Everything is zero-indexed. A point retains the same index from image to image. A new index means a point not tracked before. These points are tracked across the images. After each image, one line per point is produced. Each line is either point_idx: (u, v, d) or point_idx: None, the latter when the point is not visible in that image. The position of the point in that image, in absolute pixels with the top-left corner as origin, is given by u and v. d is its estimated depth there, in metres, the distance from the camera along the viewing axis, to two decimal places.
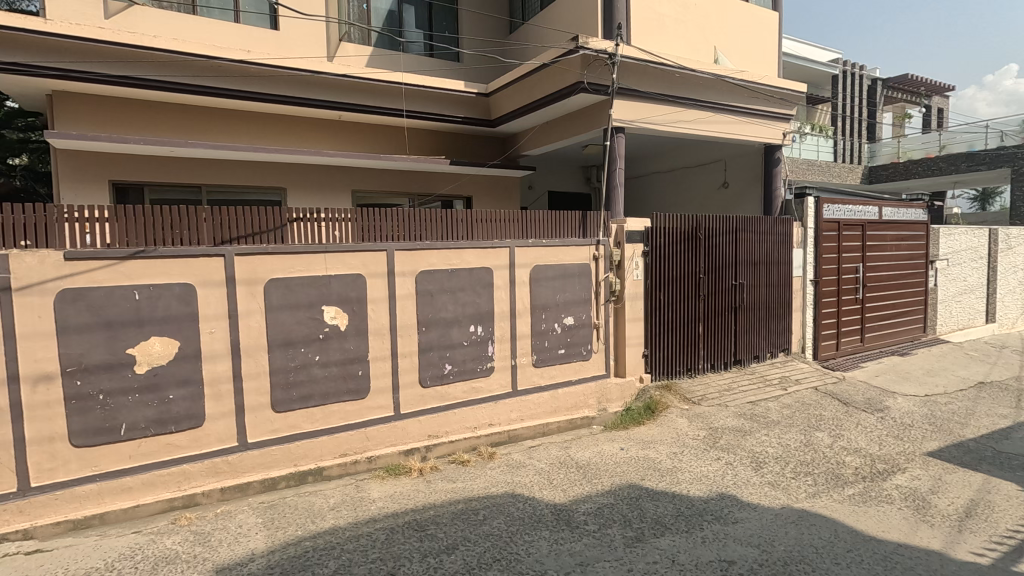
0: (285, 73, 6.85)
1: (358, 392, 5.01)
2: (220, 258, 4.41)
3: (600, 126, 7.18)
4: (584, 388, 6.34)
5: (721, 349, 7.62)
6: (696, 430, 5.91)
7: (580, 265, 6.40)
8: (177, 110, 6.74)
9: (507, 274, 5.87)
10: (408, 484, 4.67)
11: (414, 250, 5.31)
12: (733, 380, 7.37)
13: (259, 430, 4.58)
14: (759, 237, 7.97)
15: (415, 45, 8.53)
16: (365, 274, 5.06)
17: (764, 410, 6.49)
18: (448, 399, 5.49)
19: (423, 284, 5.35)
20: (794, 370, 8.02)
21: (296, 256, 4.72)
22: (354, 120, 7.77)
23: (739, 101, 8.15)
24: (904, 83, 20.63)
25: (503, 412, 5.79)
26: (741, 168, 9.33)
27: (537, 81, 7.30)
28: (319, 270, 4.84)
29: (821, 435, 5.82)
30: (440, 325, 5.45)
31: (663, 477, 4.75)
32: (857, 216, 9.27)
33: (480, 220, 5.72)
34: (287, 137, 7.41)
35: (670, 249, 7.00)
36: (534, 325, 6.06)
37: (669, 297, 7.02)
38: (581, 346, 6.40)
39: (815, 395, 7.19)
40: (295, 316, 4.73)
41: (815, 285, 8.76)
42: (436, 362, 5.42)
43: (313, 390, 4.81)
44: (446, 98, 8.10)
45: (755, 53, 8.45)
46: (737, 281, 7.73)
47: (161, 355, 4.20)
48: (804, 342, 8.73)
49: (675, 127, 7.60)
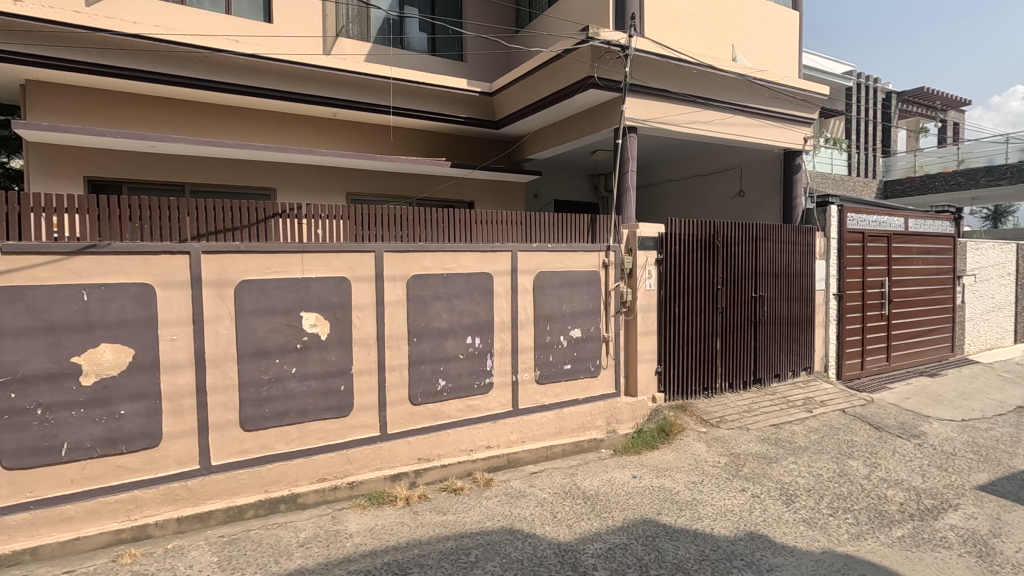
0: (277, 65, 6.46)
1: (340, 410, 4.49)
2: (185, 256, 3.91)
3: (610, 126, 6.71)
4: (592, 407, 5.79)
5: (739, 368, 7.04)
6: (716, 456, 5.33)
7: (589, 272, 5.87)
8: (161, 103, 6.33)
9: (509, 280, 5.36)
10: (392, 516, 4.12)
11: (406, 251, 4.81)
12: (753, 401, 6.78)
13: (224, 452, 4.04)
14: (780, 246, 7.44)
15: (416, 43, 8.16)
16: (350, 277, 4.55)
17: (789, 434, 5.90)
18: (441, 418, 4.96)
19: (415, 289, 4.84)
20: (818, 392, 7.40)
21: (273, 255, 4.23)
22: (350, 118, 7.36)
23: (758, 102, 7.68)
24: (920, 96, 20.18)
25: (502, 434, 5.23)
26: (759, 175, 8.83)
27: (544, 77, 6.84)
28: (299, 273, 4.34)
29: (855, 464, 5.23)
30: (433, 336, 4.93)
31: (682, 512, 4.17)
32: (881, 227, 8.75)
33: (482, 221, 5.23)
34: (279, 135, 7.00)
35: (685, 258, 6.47)
36: (538, 337, 5.53)
37: (685, 309, 6.48)
38: (589, 362, 5.85)
39: (843, 418, 6.58)
40: (269, 323, 4.22)
41: (839, 300, 8.21)
42: (428, 376, 4.89)
43: (289, 406, 4.28)
44: (447, 97, 7.67)
45: (775, 53, 7.98)
46: (757, 293, 7.19)
47: (111, 365, 3.69)
48: (827, 361, 8.13)
49: (691, 128, 7.12)
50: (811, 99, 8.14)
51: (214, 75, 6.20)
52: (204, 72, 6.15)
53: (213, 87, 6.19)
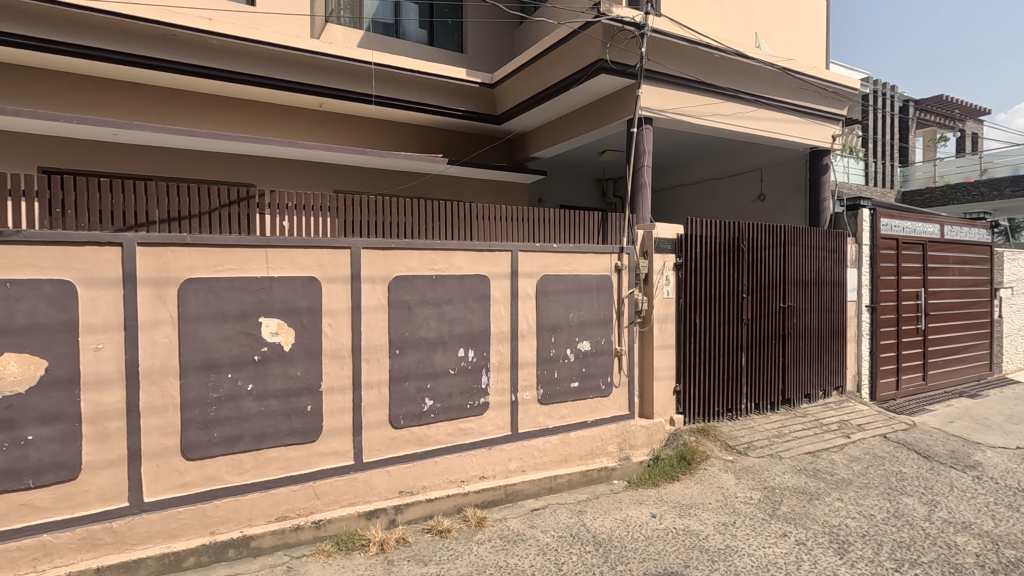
0: (256, 47, 5.84)
1: (307, 435, 3.79)
2: (117, 248, 3.24)
3: (623, 117, 6.05)
4: (602, 431, 5.08)
5: (767, 387, 6.30)
6: (748, 491, 4.58)
7: (599, 277, 5.19)
8: (127, 88, 5.71)
9: (509, 284, 4.67)
10: (361, 568, 3.41)
11: (389, 249, 4.13)
12: (782, 424, 6.03)
13: (160, 486, 3.35)
14: (810, 252, 6.74)
15: (412, 34, 7.60)
16: (321, 278, 3.87)
17: (829, 465, 5.13)
18: (428, 444, 4.26)
19: (398, 293, 4.15)
20: (853, 414, 6.63)
21: (227, 250, 3.56)
22: (337, 109, 6.75)
23: (785, 95, 7.03)
24: (938, 104, 19.51)
25: (498, 462, 4.52)
26: (782, 177, 8.16)
27: (550, 63, 6.20)
28: (259, 271, 3.66)
29: (910, 502, 4.48)
30: (419, 348, 4.24)
31: (715, 565, 3.43)
32: (916, 234, 8.05)
33: (479, 216, 4.56)
34: (259, 126, 6.38)
35: (707, 263, 5.78)
36: (542, 350, 4.83)
37: (706, 320, 5.77)
38: (599, 379, 5.14)
39: (886, 445, 5.81)
40: (219, 330, 3.53)
41: (872, 312, 7.48)
42: (413, 395, 4.19)
43: (243, 430, 3.58)
44: (445, 88, 7.06)
45: (801, 42, 7.33)
46: (785, 303, 6.47)
47: (17, 381, 3.00)
48: (860, 380, 7.38)
49: (712, 121, 6.48)
50: (842, 94, 7.46)
51: (185, 57, 5.57)
52: (173, 53, 5.52)
53: (184, 70, 5.55)
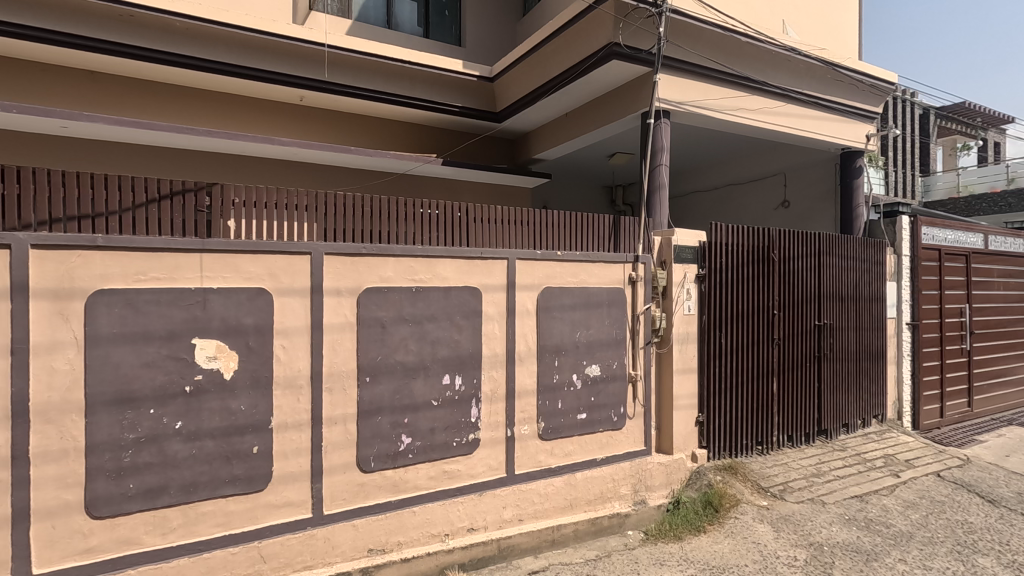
0: (226, 32, 5.19)
1: (251, 483, 3.08)
2: (6, 253, 2.56)
3: (636, 110, 5.36)
4: (614, 471, 4.34)
5: (800, 417, 5.53)
6: (791, 550, 3.80)
7: (610, 290, 4.47)
8: (82, 76, 5.11)
9: (504, 298, 3.97)
10: None
11: (359, 256, 3.43)
12: (820, 460, 5.25)
13: (55, 554, 2.64)
14: (846, 263, 5.99)
15: (406, 26, 7.00)
16: (273, 290, 3.18)
17: (883, 515, 4.34)
18: (404, 491, 3.53)
19: (369, 309, 3.45)
20: (899, 447, 5.83)
21: (154, 255, 2.87)
22: (320, 103, 6.12)
23: (817, 89, 6.31)
24: (960, 112, 18.67)
25: (491, 511, 3.80)
26: (808, 182, 7.45)
27: (555, 50, 5.52)
28: (194, 281, 2.97)
29: (988, 566, 3.71)
30: (394, 375, 3.53)
31: None
32: (958, 244, 7.29)
33: (470, 219, 3.85)
34: (231, 121, 5.75)
35: (734, 274, 5.05)
36: (543, 376, 4.10)
37: (733, 340, 5.03)
38: (610, 410, 4.41)
39: (942, 486, 5.01)
40: (139, 355, 2.83)
41: (914, 331, 6.71)
42: (386, 432, 3.48)
43: (168, 479, 2.88)
44: (439, 82, 6.41)
45: (835, 31, 6.60)
46: (820, 320, 5.72)
47: None
48: (901, 408, 6.60)
49: (736, 117, 5.78)
50: (880, 88, 6.72)
51: (145, 41, 4.94)
52: (130, 36, 4.88)
53: (143, 56, 4.93)
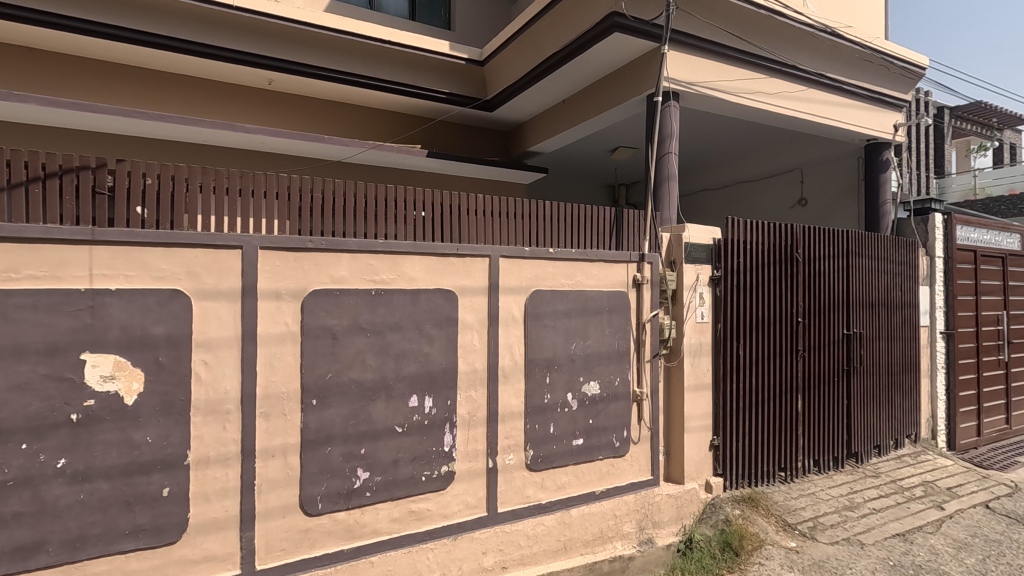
0: (182, 5, 4.61)
1: (159, 536, 2.46)
2: None
3: (642, 93, 4.77)
4: (616, 506, 3.70)
5: (828, 439, 4.89)
6: None
7: (611, 294, 3.85)
8: (18, 53, 4.52)
9: (486, 303, 3.35)
10: None
11: (305, 252, 2.81)
12: (852, 489, 4.59)
13: None
14: (876, 266, 5.36)
15: (391, 7, 6.43)
16: (194, 293, 2.57)
17: (933, 561, 3.68)
18: (360, 537, 2.90)
19: (316, 316, 2.83)
20: (939, 473, 5.16)
21: (33, 247, 2.26)
22: (292, 88, 5.55)
23: (841, 72, 5.71)
24: (975, 112, 17.69)
25: (468, 557, 3.17)
26: (829, 178, 6.83)
27: (551, 26, 4.93)
28: (87, 280, 2.36)
29: None
30: (348, 397, 2.90)
31: None
32: (993, 245, 6.64)
33: (444, 209, 3.24)
34: (191, 105, 5.18)
35: (753, 277, 4.42)
36: (532, 395, 3.47)
37: (752, 352, 4.39)
38: (611, 434, 3.77)
39: (995, 521, 4.34)
40: (8, 375, 2.22)
41: (948, 340, 6.06)
42: (337, 467, 2.85)
43: (47, 532, 2.27)
44: (424, 65, 5.82)
45: (862, 7, 5.97)
46: (849, 329, 5.08)
47: None
48: (935, 426, 5.94)
49: (753, 101, 5.17)
50: (910, 71, 6.09)
51: (87, 13, 4.35)
52: (69, 7, 4.29)
53: (86, 30, 4.33)
